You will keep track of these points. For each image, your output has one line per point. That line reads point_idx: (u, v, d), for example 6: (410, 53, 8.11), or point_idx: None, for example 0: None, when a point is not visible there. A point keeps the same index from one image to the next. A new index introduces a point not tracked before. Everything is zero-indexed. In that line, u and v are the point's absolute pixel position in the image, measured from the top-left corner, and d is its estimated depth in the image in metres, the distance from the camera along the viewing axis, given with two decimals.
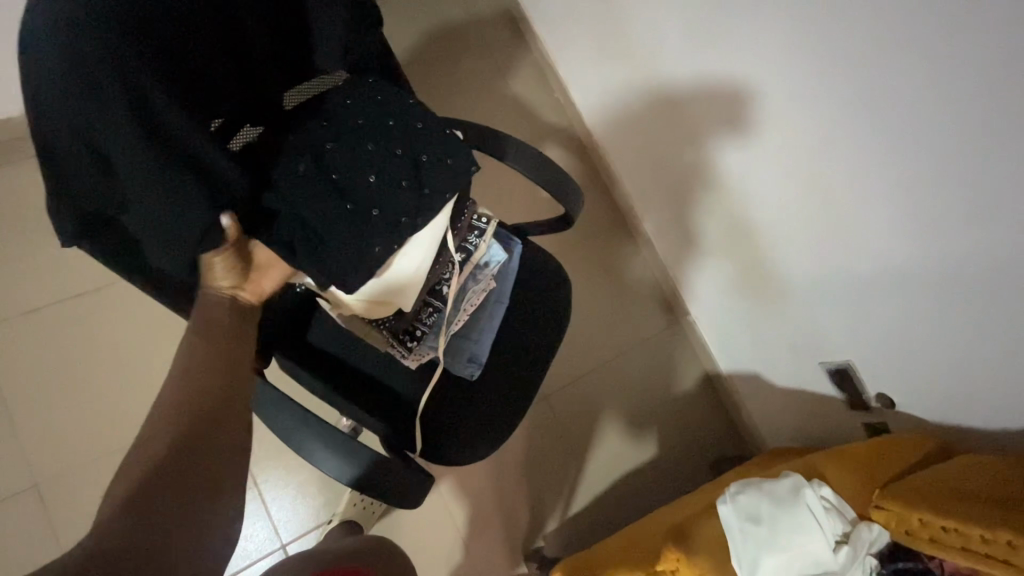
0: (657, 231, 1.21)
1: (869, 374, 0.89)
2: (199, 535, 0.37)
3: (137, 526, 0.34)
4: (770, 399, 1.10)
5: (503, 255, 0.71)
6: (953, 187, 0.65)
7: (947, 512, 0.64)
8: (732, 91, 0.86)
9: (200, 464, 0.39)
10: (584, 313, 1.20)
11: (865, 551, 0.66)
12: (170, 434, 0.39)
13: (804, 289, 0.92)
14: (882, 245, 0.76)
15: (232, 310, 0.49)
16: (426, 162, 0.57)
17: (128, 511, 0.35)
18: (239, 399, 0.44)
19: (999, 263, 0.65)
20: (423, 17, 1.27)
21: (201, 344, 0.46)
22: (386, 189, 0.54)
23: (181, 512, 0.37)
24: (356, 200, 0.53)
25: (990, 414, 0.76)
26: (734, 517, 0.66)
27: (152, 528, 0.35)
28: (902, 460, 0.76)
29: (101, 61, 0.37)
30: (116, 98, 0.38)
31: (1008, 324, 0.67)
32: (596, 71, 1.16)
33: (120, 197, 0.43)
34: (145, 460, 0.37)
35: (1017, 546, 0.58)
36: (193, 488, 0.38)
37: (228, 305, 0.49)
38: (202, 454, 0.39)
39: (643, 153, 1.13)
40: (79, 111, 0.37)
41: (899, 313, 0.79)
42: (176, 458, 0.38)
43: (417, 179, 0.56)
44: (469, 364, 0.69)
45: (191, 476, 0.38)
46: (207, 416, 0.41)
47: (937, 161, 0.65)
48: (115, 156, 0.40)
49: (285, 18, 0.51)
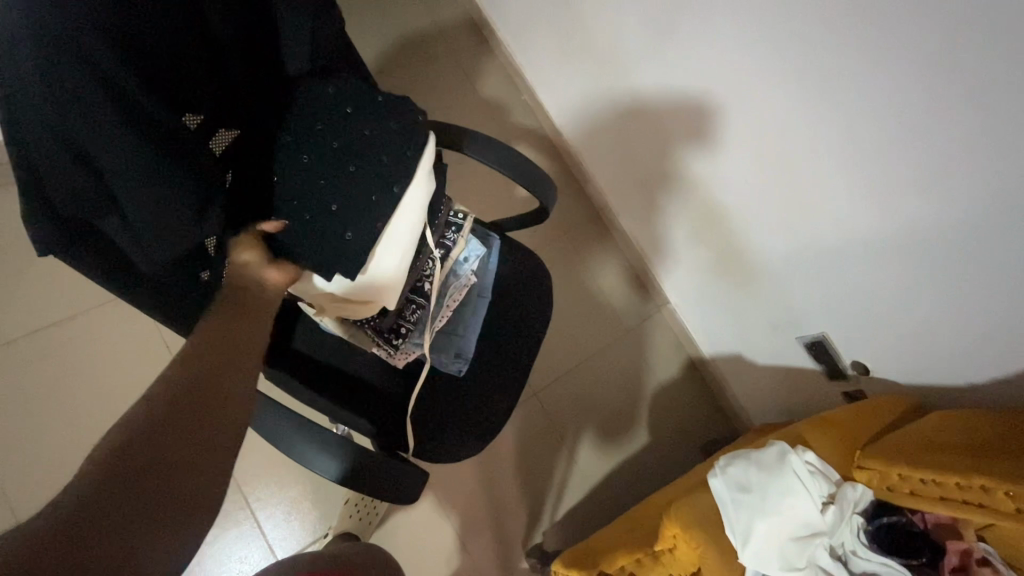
0: (632, 222, 1.23)
1: (844, 343, 0.92)
2: (167, 527, 0.35)
3: (103, 490, 0.33)
4: (753, 378, 1.13)
5: (481, 249, 0.73)
6: (915, 147, 0.67)
7: (923, 465, 0.67)
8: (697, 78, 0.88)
9: (184, 445, 0.37)
10: (566, 307, 1.22)
11: (852, 509, 0.68)
12: (162, 408, 0.38)
13: (774, 265, 0.95)
14: (855, 213, 0.79)
15: (245, 307, 0.49)
16: (387, 150, 0.56)
17: (96, 471, 0.33)
18: (239, 395, 0.43)
19: (972, 221, 0.67)
20: (386, 27, 1.29)
21: (215, 332, 0.45)
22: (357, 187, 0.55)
23: (150, 487, 0.35)
24: (341, 192, 0.55)
25: (960, 371, 0.79)
26: (725, 489, 0.68)
27: (120, 499, 0.33)
28: (880, 421, 0.79)
29: (81, 58, 0.35)
30: (98, 90, 0.36)
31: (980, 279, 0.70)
32: (561, 70, 1.18)
33: (102, 201, 0.41)
34: (132, 424, 0.36)
35: (990, 490, 0.61)
36: (170, 466, 0.36)
37: (240, 303, 0.49)
38: (185, 436, 0.38)
39: (613, 146, 1.16)
40: (59, 112, 0.35)
41: (875, 279, 0.82)
42: (159, 433, 0.37)
43: (392, 165, 0.56)
44: (457, 360, 0.71)
45: (171, 454, 0.36)
46: (202, 402, 0.40)
47: (903, 128, 0.67)
48: (100, 158, 0.38)
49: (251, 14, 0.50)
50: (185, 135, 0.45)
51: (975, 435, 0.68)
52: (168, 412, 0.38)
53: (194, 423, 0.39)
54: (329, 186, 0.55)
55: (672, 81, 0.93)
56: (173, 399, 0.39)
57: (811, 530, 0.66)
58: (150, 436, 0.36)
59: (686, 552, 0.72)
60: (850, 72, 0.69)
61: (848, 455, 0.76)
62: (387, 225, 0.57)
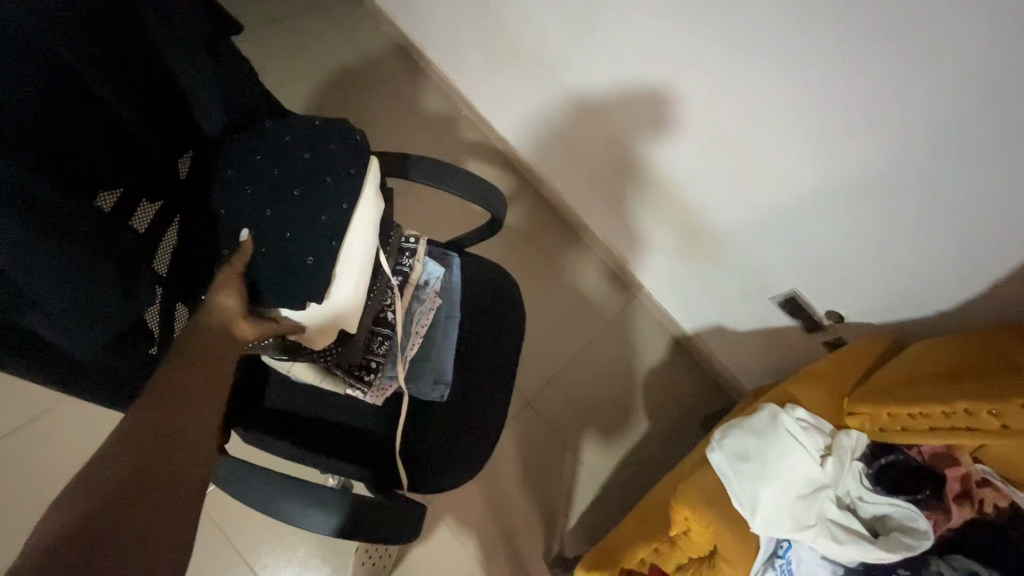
0: (591, 215, 1.23)
1: (815, 293, 0.93)
2: None
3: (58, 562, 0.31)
4: (737, 346, 1.14)
5: (441, 270, 0.72)
6: (842, 86, 0.70)
7: (909, 399, 0.67)
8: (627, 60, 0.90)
9: (144, 506, 0.35)
10: (542, 311, 1.22)
11: (852, 457, 0.69)
12: (119, 469, 0.36)
13: (736, 228, 0.96)
14: (801, 162, 0.80)
15: (205, 348, 0.46)
16: (319, 179, 0.54)
17: (46, 545, 0.31)
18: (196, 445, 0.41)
19: (910, 147, 0.69)
20: (314, 69, 1.29)
21: (173, 378, 0.43)
22: (296, 221, 0.52)
23: (112, 553, 0.32)
24: (282, 230, 0.52)
25: (929, 299, 0.81)
26: (725, 460, 0.68)
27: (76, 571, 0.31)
28: (861, 366, 0.80)
29: None
30: None
31: (930, 203, 0.72)
32: (494, 80, 1.19)
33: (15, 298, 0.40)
34: (86, 492, 0.34)
35: (975, 411, 0.62)
36: (132, 530, 0.34)
37: (197, 344, 0.46)
38: (144, 497, 0.36)
39: (558, 144, 1.16)
40: None
41: (833, 223, 0.83)
42: (119, 496, 0.35)
43: (329, 195, 0.54)
44: (436, 386, 0.69)
45: (132, 515, 0.34)
46: (159, 457, 0.38)
47: (827, 69, 0.70)
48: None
49: (145, 77, 0.49)
50: (97, 212, 0.44)
51: (950, 361, 0.69)
52: (124, 474, 0.36)
53: (151, 480, 0.37)
54: (269, 229, 0.52)
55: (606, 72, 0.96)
56: (130, 458, 0.37)
57: (813, 481, 0.66)
58: (106, 499, 0.34)
59: (700, 532, 0.71)
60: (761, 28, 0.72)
61: (837, 405, 0.77)
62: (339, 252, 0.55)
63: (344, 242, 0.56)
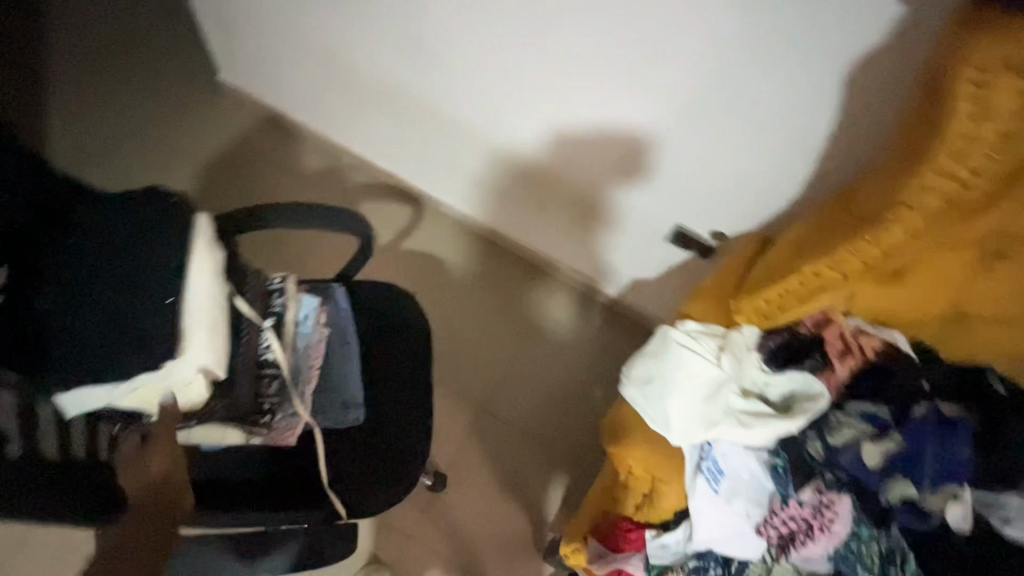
0: (509, 218, 1.52)
1: (699, 222, 1.22)
2: None
3: None
4: (654, 287, 1.41)
5: (315, 300, 0.96)
6: (659, 67, 1.03)
7: (778, 275, 0.85)
8: (542, 52, 1.13)
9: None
10: (467, 320, 1.52)
11: (745, 348, 0.85)
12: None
13: (654, 164, 1.18)
14: (636, 129, 1.14)
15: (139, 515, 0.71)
16: (149, 278, 0.76)
17: None
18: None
19: (719, 89, 1.01)
20: (243, 194, 1.60)
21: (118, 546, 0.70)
22: (147, 304, 0.75)
23: None
24: (120, 305, 0.75)
25: (803, 176, 1.05)
26: (631, 393, 0.84)
27: None
28: (741, 262, 0.97)
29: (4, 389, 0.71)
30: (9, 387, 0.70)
31: (777, 105, 0.98)
32: (398, 157, 1.57)
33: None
34: None
35: (814, 269, 0.82)
36: None
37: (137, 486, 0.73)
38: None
39: (469, 180, 1.50)
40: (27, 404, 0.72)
41: (698, 147, 1.10)
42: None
43: (165, 266, 0.77)
44: (350, 408, 0.93)
45: None
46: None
47: (673, 24, 0.97)
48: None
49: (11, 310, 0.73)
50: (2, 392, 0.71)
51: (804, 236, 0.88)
52: None
53: None
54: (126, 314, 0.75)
55: (459, 153, 1.44)
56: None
57: (702, 389, 0.83)
58: None
59: (639, 476, 0.89)
60: (625, 13, 1.00)
61: (724, 301, 0.93)
62: (180, 298, 0.77)
63: (187, 292, 0.78)
